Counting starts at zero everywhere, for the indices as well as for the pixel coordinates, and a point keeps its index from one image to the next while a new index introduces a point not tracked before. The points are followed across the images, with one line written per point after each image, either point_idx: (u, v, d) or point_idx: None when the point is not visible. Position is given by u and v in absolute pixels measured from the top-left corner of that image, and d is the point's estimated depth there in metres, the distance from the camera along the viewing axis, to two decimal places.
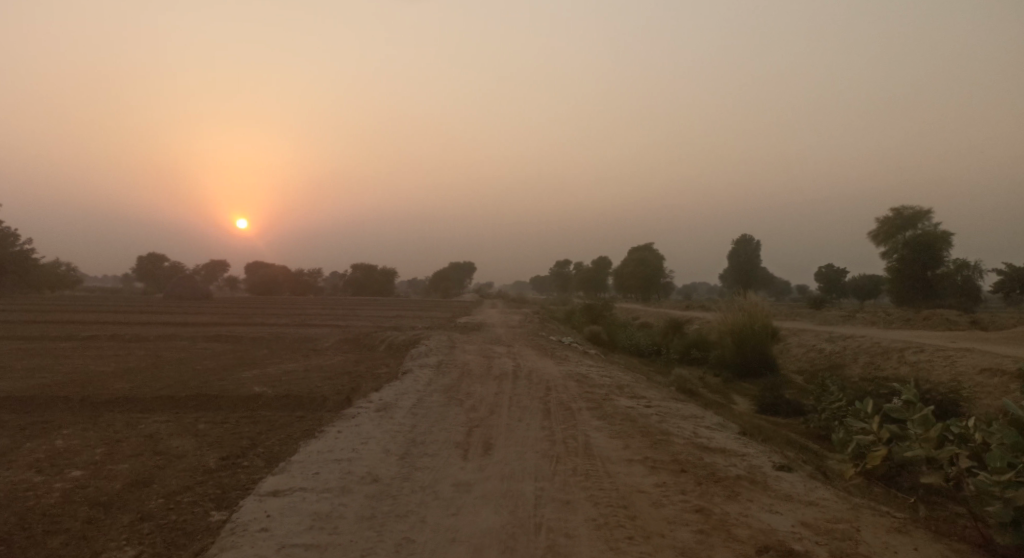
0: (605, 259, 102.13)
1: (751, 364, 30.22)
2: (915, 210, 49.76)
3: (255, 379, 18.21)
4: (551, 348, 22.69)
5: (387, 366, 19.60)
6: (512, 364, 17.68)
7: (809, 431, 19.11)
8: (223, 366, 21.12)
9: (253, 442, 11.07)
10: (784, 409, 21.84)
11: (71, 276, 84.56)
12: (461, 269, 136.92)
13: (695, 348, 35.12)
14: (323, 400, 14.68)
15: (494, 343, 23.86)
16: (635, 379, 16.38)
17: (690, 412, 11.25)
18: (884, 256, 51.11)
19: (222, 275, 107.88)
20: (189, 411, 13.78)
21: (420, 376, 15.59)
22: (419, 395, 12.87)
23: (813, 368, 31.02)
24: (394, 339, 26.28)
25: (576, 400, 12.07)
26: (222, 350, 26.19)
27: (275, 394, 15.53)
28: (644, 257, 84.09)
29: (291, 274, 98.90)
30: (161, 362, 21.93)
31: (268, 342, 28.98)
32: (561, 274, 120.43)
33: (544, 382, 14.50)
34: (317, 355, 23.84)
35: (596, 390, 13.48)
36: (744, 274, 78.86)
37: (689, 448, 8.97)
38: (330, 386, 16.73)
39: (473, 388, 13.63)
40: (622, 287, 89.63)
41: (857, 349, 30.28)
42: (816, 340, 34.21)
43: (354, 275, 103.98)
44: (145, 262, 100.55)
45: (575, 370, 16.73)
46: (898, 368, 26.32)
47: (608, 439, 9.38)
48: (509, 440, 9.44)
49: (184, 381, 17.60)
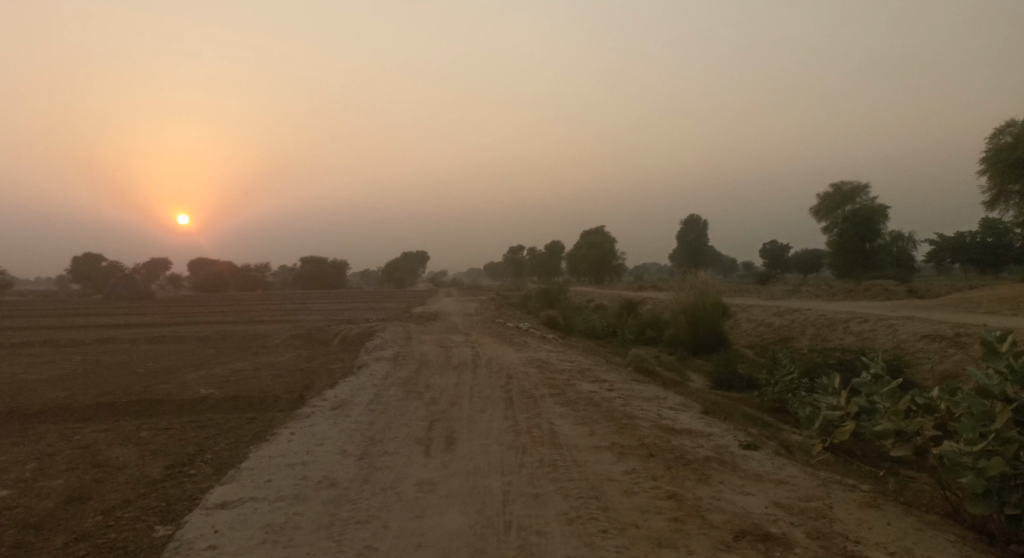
0: (557, 243, 102.33)
1: (704, 342, 30.48)
2: (852, 184, 50.72)
3: (202, 381, 17.54)
4: (507, 334, 22.45)
5: (341, 361, 19.10)
6: (468, 352, 17.38)
7: (764, 405, 19.27)
8: (168, 368, 20.33)
9: (200, 448, 10.59)
10: (738, 384, 22.01)
11: (4, 281, 81.14)
12: (412, 258, 135.85)
13: (649, 328, 35.31)
14: (275, 400, 14.18)
15: (449, 331, 23.51)
16: (593, 362, 16.22)
17: (653, 394, 11.11)
18: (825, 230, 52.10)
19: (165, 273, 104.85)
20: (131, 418, 13.16)
21: (375, 370, 15.18)
22: (375, 389, 12.49)
23: (764, 342, 31.45)
24: (346, 332, 25.72)
25: (537, 386, 11.82)
26: (166, 351, 25.28)
27: (224, 395, 14.97)
28: (594, 239, 84.46)
29: (237, 270, 96.66)
30: (101, 367, 21.03)
31: (215, 341, 28.11)
32: (512, 260, 120.32)
33: (503, 370, 14.23)
34: (267, 352, 23.17)
35: (556, 375, 13.26)
36: (692, 253, 79.86)
37: (655, 431, 8.81)
38: (282, 384, 16.20)
39: (430, 380, 13.29)
40: (574, 270, 89.96)
41: (805, 321, 30.75)
42: (765, 315, 34.69)
43: (303, 268, 102.18)
44: (82, 263, 97.04)
45: (533, 356, 16.50)
46: (845, 339, 26.76)
47: (573, 426, 9.15)
48: (471, 433, 9.14)
49: (127, 387, 16.86)
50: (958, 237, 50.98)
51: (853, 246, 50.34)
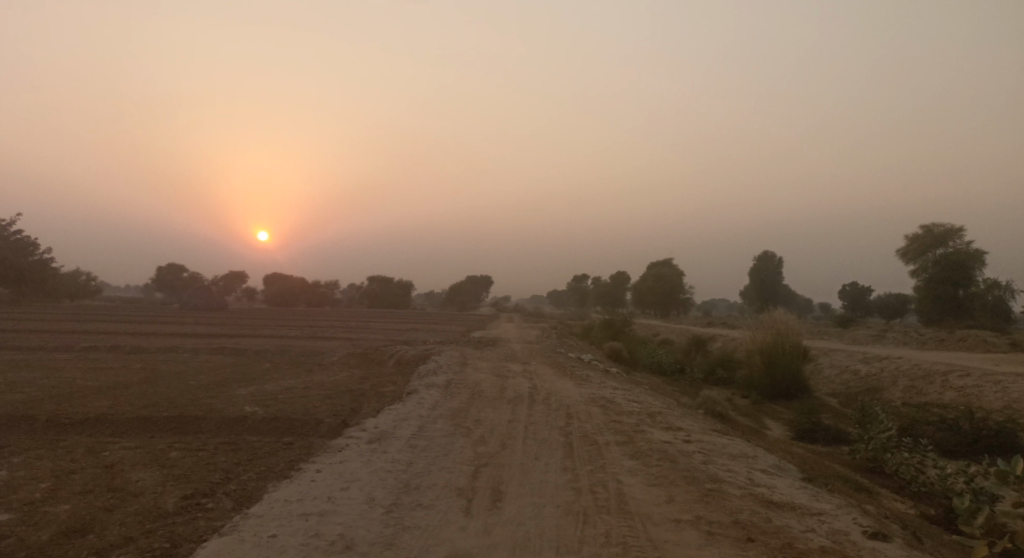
0: (625, 274, 100.23)
1: (783, 386, 28.39)
2: (946, 227, 47.58)
3: (249, 397, 16.78)
4: (570, 366, 21.11)
5: (393, 385, 18.06)
6: (527, 385, 16.03)
7: (855, 463, 17.30)
8: (219, 381, 19.65)
9: (226, 475, 9.57)
10: (823, 437, 20.03)
11: (90, 285, 84.20)
12: (479, 282, 135.78)
13: (721, 367, 33.41)
14: (318, 425, 13.13)
15: (509, 359, 22.19)
16: (666, 404, 14.66)
17: (738, 450, 9.57)
18: (914, 275, 49.03)
19: (240, 285, 107.18)
20: (165, 435, 12.29)
21: (425, 398, 13.98)
22: (421, 421, 11.29)
23: (848, 391, 29.12)
24: (404, 354, 24.70)
25: (602, 431, 10.40)
26: (224, 363, 24.84)
27: (266, 415, 14.01)
28: (664, 272, 82.30)
29: (308, 286, 97.86)
30: (155, 377, 20.54)
31: (273, 356, 27.53)
32: (579, 288, 118.65)
33: (564, 407, 12.87)
34: (321, 370, 22.40)
35: (624, 418, 11.81)
36: (764, 290, 76.80)
37: (750, 505, 7.33)
38: (328, 407, 15.18)
39: (483, 414, 11.98)
40: (641, 302, 87.87)
41: (896, 371, 28.28)
42: (850, 361, 32.22)
43: (372, 287, 102.92)
44: (165, 272, 100.15)
45: (599, 393, 15.07)
46: (943, 394, 24.31)
47: (646, 488, 7.72)
48: (523, 487, 7.81)
49: (172, 399, 16.18)
50: None
51: (944, 293, 47.08)
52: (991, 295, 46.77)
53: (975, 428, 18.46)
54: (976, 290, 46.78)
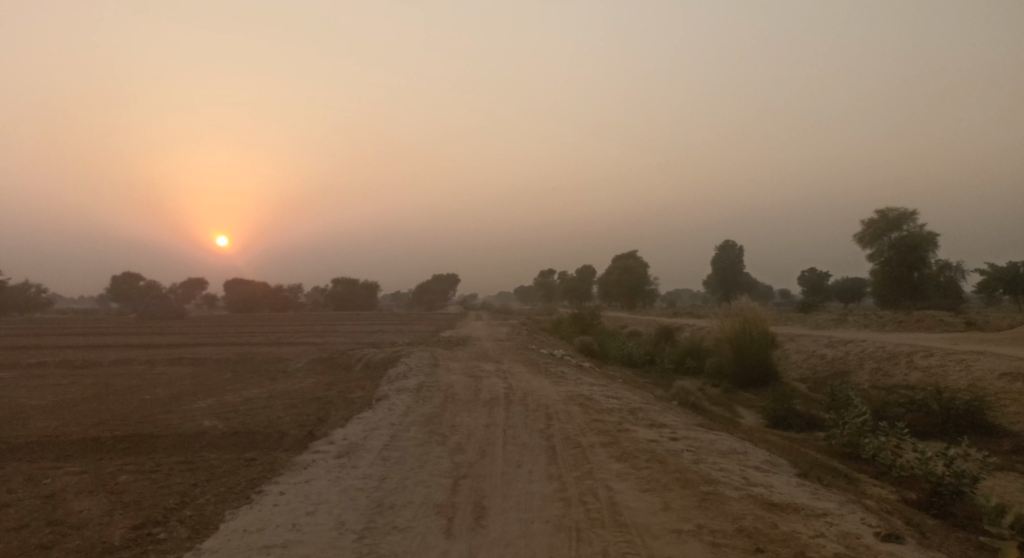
0: (588, 267, 100.21)
1: (752, 374, 28.25)
2: (898, 211, 48.15)
3: (208, 410, 15.96)
4: (541, 363, 20.60)
5: (360, 390, 17.36)
6: (500, 385, 15.49)
7: (831, 449, 17.11)
8: (177, 394, 18.77)
9: (183, 500, 8.85)
10: (797, 424, 19.83)
11: (44, 298, 81.63)
12: (443, 280, 134.87)
13: (689, 357, 33.21)
14: (282, 438, 12.42)
15: (479, 359, 21.60)
16: (643, 399, 14.23)
17: (727, 445, 9.20)
18: (870, 259, 49.53)
19: (200, 293, 104.86)
20: (116, 457, 11.48)
21: (395, 404, 13.34)
22: (392, 430, 10.66)
23: (816, 375, 29.11)
24: (370, 356, 23.98)
25: (584, 432, 9.90)
26: (182, 374, 23.85)
27: (226, 429, 13.25)
28: (627, 264, 82.38)
29: (270, 290, 96.10)
30: (109, 392, 19.55)
31: (235, 364, 26.57)
32: (543, 283, 118.49)
33: (541, 407, 12.34)
34: (284, 377, 21.57)
35: (603, 415, 11.35)
36: (727, 280, 77.27)
37: (751, 511, 6.96)
38: (293, 417, 14.46)
39: (457, 419, 11.40)
40: (606, 294, 87.91)
41: (862, 354, 28.30)
42: (817, 345, 32.25)
43: (335, 289, 101.50)
44: (120, 282, 97.64)
45: (574, 390, 14.59)
46: (910, 375, 24.31)
47: (639, 496, 7.27)
48: (507, 501, 7.27)
49: (126, 417, 15.28)
50: (1010, 267, 47.93)
51: (900, 276, 47.59)
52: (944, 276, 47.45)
53: (946, 408, 18.43)
54: (931, 272, 47.38)
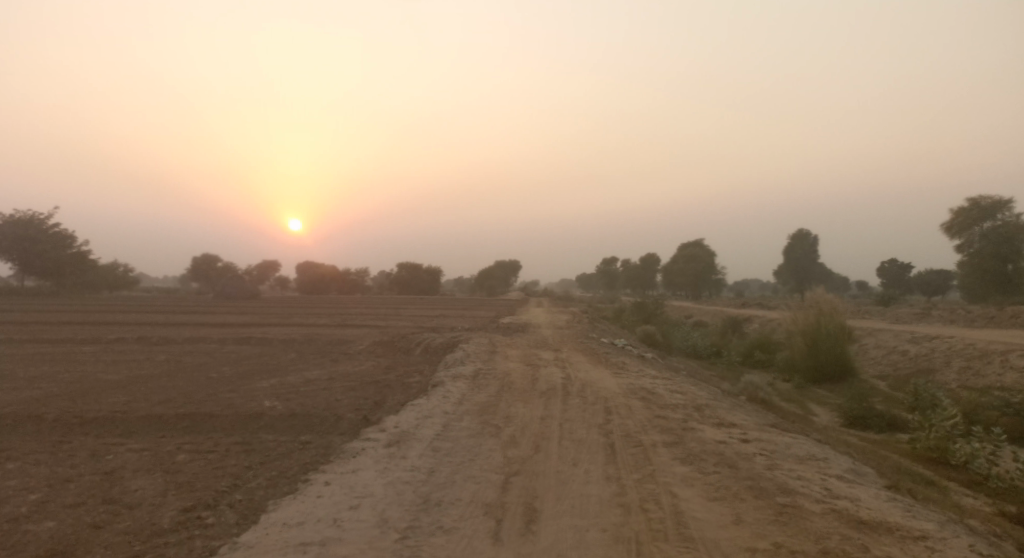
0: (655, 256, 98.49)
1: (827, 370, 26.99)
2: (993, 198, 45.42)
3: (268, 390, 15.98)
4: (604, 352, 20.01)
5: (419, 375, 17.14)
6: (561, 375, 15.00)
7: (915, 453, 16.08)
8: (241, 373, 18.91)
9: (233, 482, 8.71)
10: (877, 424, 18.74)
11: (127, 277, 84.79)
12: (508, 266, 134.80)
13: (759, 350, 32.04)
14: (337, 421, 12.24)
15: (539, 347, 21.16)
16: (712, 395, 13.54)
17: (805, 451, 8.55)
18: (959, 249, 47.02)
19: (273, 274, 107.48)
20: (173, 436, 11.48)
21: (451, 391, 13.02)
22: (445, 419, 10.33)
23: (897, 373, 27.64)
24: (431, 341, 23.79)
25: (646, 429, 9.34)
26: (248, 354, 24.13)
27: (283, 411, 13.16)
28: (696, 253, 80.59)
29: (339, 273, 97.67)
30: (177, 368, 19.88)
31: (299, 345, 26.79)
32: (608, 271, 117.14)
33: (602, 400, 11.81)
34: (346, 359, 21.55)
35: (667, 412, 10.75)
36: (800, 270, 74.79)
37: (836, 530, 6.36)
38: (350, 401, 14.32)
39: (513, 410, 10.99)
40: (673, 284, 86.19)
41: (949, 352, 26.71)
42: (898, 341, 30.65)
43: (401, 273, 102.49)
44: (198, 262, 100.89)
45: (638, 383, 13.99)
46: (1003, 376, 22.82)
47: (706, 504, 6.77)
48: (560, 504, 6.85)
49: (189, 394, 15.41)
50: None
51: (992, 268, 44.97)
52: None
53: None
54: None
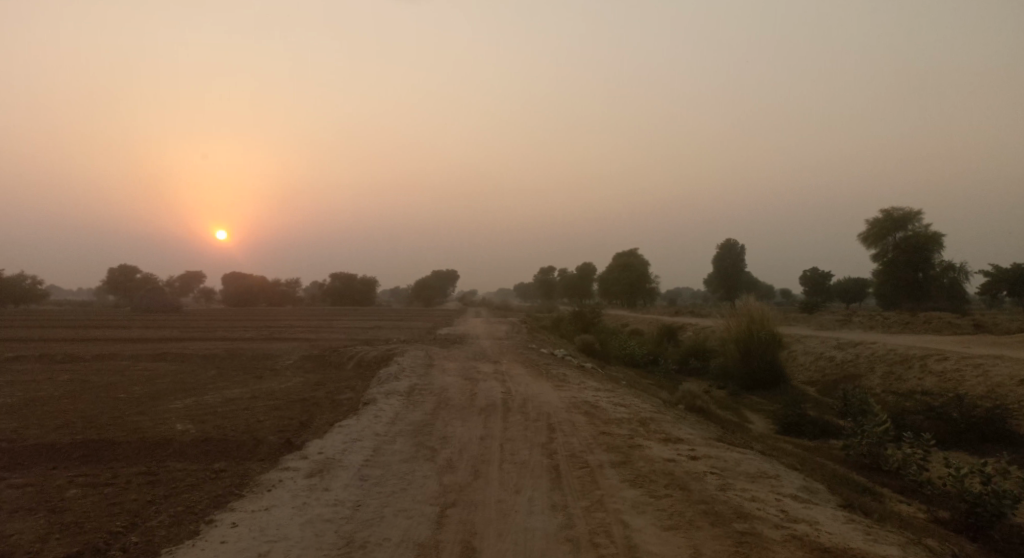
0: (589, 265, 99.01)
1: (760, 376, 27.09)
2: (905, 210, 46.96)
3: (183, 411, 14.86)
4: (542, 364, 19.46)
5: (349, 392, 16.26)
6: (498, 389, 14.38)
7: (848, 459, 15.98)
8: (155, 393, 17.62)
9: (131, 519, 7.84)
10: (810, 431, 18.64)
11: (39, 290, 80.45)
12: (443, 276, 133.66)
13: (693, 358, 32.07)
14: (257, 446, 11.32)
15: (476, 359, 20.49)
16: (653, 407, 13.12)
17: (758, 468, 8.21)
18: (874, 259, 48.41)
19: (197, 286, 103.78)
20: (69, 467, 10.41)
21: (382, 409, 12.26)
22: (376, 442, 9.58)
23: (826, 379, 27.96)
24: (362, 355, 22.82)
25: (591, 447, 8.84)
26: (165, 371, 22.68)
27: (197, 435, 12.14)
28: (629, 262, 81.26)
29: (268, 284, 94.91)
30: (83, 389, 18.42)
31: (222, 361, 25.40)
32: (543, 280, 117.31)
33: (543, 416, 11.25)
34: (272, 376, 20.41)
35: (611, 427, 10.25)
36: (728, 279, 76.15)
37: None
38: (273, 422, 13.36)
39: (449, 429, 10.33)
40: (606, 293, 86.68)
41: (873, 357, 27.14)
42: (825, 347, 31.10)
43: (333, 283, 100.23)
44: (117, 273, 96.61)
45: (578, 396, 13.48)
46: (923, 380, 23.20)
47: (662, 535, 6.39)
48: (500, 542, 6.31)
49: (93, 418, 14.18)
50: None
51: (904, 277, 46.44)
52: (948, 277, 46.21)
53: (967, 416, 17.35)
54: (934, 273, 46.17)
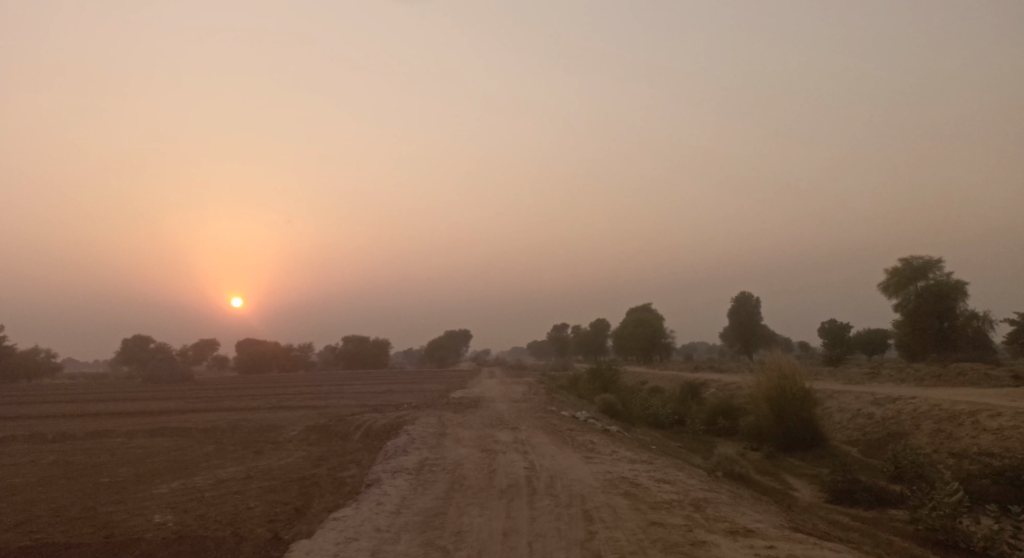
0: (602, 320, 97.08)
1: (798, 437, 24.96)
2: (924, 258, 45.26)
3: (166, 498, 13.27)
4: (565, 430, 17.66)
5: (352, 469, 14.62)
6: (520, 463, 12.74)
7: (915, 534, 14.02)
8: (141, 476, 15.97)
9: None
10: (866, 499, 16.58)
11: (52, 363, 79.51)
12: (456, 336, 131.89)
13: (722, 417, 29.91)
14: (239, 544, 9.69)
15: (491, 425, 18.77)
16: (702, 483, 11.54)
17: None
18: (897, 309, 46.39)
19: (211, 354, 102.68)
20: None
21: (387, 493, 10.72)
22: (375, 542, 8.08)
23: (867, 438, 25.84)
24: (370, 424, 21.09)
25: (645, 547, 7.59)
26: (158, 449, 20.96)
27: (174, 529, 10.57)
28: (642, 317, 79.57)
29: (280, 350, 93.54)
30: (64, 474, 16.75)
31: (221, 436, 23.66)
32: (555, 338, 115.61)
33: (579, 497, 9.75)
34: (271, 451, 18.71)
35: (660, 513, 8.79)
36: (745, 332, 74.08)
37: None
38: (264, 509, 11.70)
39: (465, 518, 8.84)
40: (621, 348, 84.65)
41: (916, 413, 25.00)
42: (861, 403, 28.95)
43: (345, 347, 98.70)
44: (132, 344, 96.07)
45: (614, 471, 11.87)
46: (978, 439, 21.16)
47: None
48: None
49: (63, 509, 12.61)
50: None
51: (928, 326, 44.41)
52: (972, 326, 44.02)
53: None
54: (959, 322, 44.06)
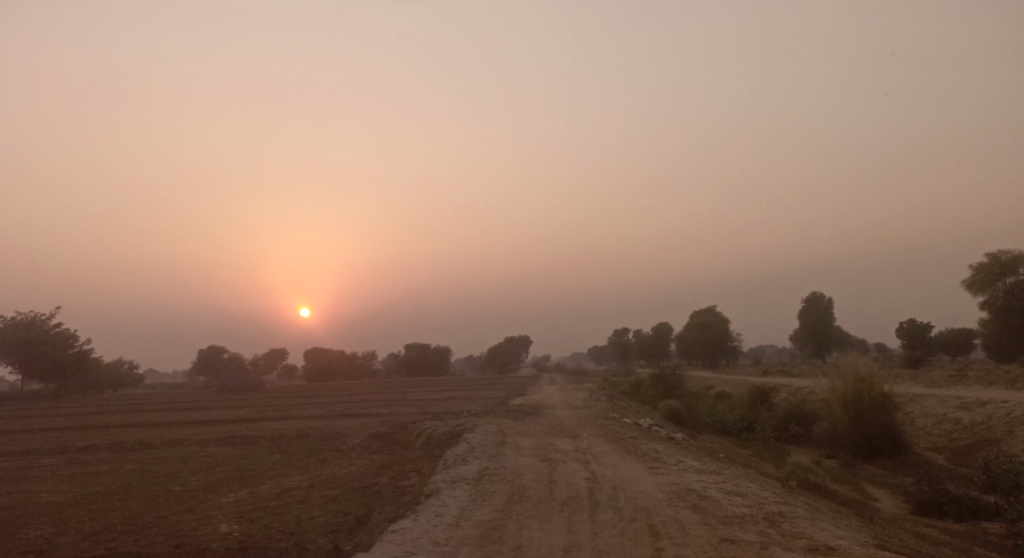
0: (665, 324, 95.50)
1: (877, 444, 23.81)
2: (1013, 252, 42.68)
3: (232, 507, 13.37)
4: (628, 438, 17.17)
5: (413, 478, 14.48)
6: (582, 473, 12.38)
7: (1013, 549, 13.08)
8: (209, 485, 16.19)
9: None
10: (955, 510, 15.60)
11: (133, 374, 82.53)
12: (517, 342, 131.90)
13: (794, 423, 28.81)
14: (300, 556, 9.61)
15: (554, 433, 18.43)
16: (775, 494, 10.99)
17: None
18: (983, 307, 44.04)
19: (280, 363, 104.99)
20: None
21: (446, 504, 10.52)
22: (433, 556, 7.88)
23: (953, 445, 24.48)
24: (431, 432, 20.99)
25: None
26: (228, 457, 21.29)
27: (238, 539, 10.57)
28: (708, 320, 77.93)
29: (346, 358, 95.01)
30: (138, 482, 17.11)
31: (287, 444, 23.92)
32: (618, 343, 114.35)
33: (644, 510, 9.37)
34: (335, 459, 18.78)
35: (731, 528, 8.35)
36: (816, 334, 71.75)
37: None
38: (325, 519, 11.64)
39: (524, 532, 8.55)
40: (686, 352, 83.09)
41: (1008, 419, 23.55)
42: (946, 408, 27.49)
43: (409, 354, 99.60)
44: (206, 354, 99.06)
45: (680, 482, 11.41)
46: None
47: None
48: None
49: (134, 518, 12.81)
50: None
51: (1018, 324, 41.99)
52: None
53: None
54: None
